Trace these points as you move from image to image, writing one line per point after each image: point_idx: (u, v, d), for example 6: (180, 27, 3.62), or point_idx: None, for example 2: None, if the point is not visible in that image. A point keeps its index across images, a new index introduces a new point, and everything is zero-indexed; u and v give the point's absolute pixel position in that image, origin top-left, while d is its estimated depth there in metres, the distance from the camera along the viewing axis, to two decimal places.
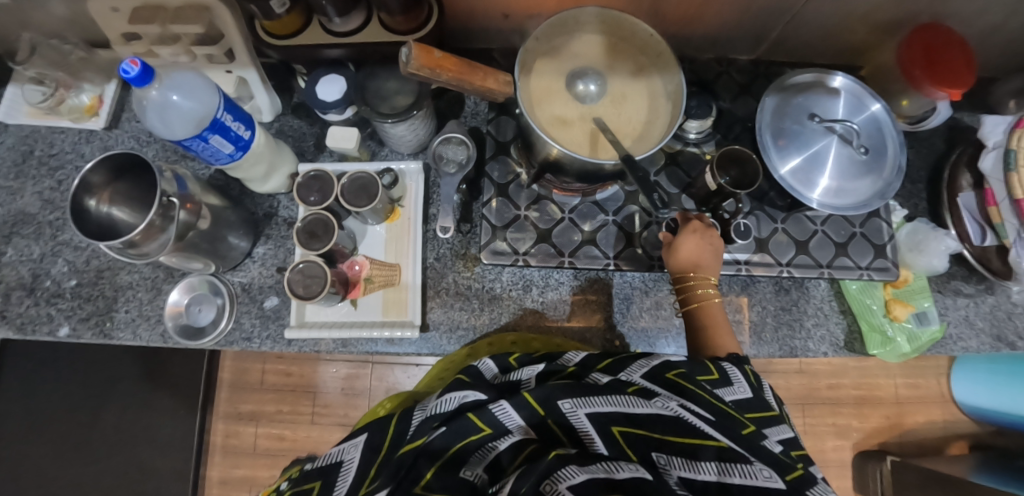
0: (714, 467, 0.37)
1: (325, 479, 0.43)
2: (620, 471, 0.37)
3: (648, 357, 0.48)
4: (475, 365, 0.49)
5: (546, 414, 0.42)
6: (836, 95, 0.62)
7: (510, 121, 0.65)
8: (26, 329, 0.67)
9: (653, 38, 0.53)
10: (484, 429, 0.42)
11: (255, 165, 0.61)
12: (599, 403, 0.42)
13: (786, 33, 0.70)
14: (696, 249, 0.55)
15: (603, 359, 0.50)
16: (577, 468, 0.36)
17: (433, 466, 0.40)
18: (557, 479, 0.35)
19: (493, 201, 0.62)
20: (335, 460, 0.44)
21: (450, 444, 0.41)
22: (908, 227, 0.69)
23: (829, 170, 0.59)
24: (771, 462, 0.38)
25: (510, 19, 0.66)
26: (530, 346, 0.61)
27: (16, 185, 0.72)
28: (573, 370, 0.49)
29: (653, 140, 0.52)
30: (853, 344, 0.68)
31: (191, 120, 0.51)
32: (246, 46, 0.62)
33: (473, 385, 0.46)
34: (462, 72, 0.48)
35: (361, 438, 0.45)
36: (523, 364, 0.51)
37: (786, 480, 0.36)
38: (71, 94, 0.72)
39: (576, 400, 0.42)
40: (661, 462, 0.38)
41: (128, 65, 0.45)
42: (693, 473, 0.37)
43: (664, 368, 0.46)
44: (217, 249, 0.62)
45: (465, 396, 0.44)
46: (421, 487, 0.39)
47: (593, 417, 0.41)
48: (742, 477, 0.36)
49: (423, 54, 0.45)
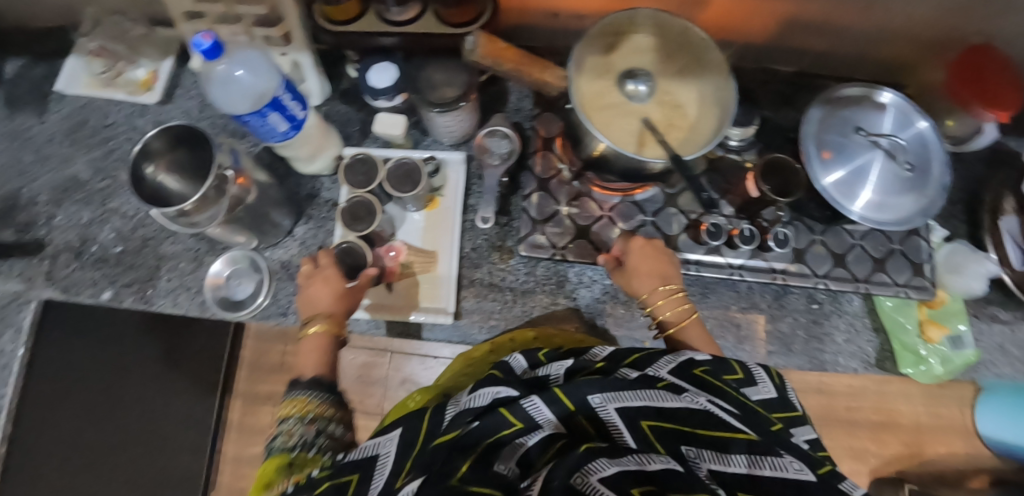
0: (744, 459, 0.33)
1: (362, 472, 0.37)
2: (653, 462, 0.32)
3: (673, 353, 0.46)
4: (505, 362, 0.47)
5: (576, 410, 0.38)
6: (883, 111, 0.62)
7: (556, 117, 0.63)
8: (71, 291, 0.69)
9: (706, 43, 0.53)
10: (515, 423, 0.36)
11: (304, 145, 0.62)
12: (629, 397, 0.38)
13: (832, 47, 0.70)
14: (648, 264, 0.55)
15: (629, 353, 0.46)
16: (608, 461, 0.31)
17: (467, 458, 0.34)
18: (587, 472, 0.30)
19: (534, 195, 0.63)
20: (371, 453, 0.39)
21: (483, 437, 0.35)
22: (947, 248, 0.68)
23: (873, 184, 0.59)
24: (803, 456, 0.34)
25: (558, 19, 0.67)
26: (552, 341, 0.60)
27: (69, 152, 0.74)
28: (602, 365, 0.45)
29: (702, 141, 0.53)
30: (884, 362, 0.68)
31: (251, 97, 0.52)
32: (303, 29, 0.64)
33: (507, 381, 0.42)
34: (522, 61, 0.54)
35: (396, 432, 0.40)
36: (550, 359, 0.48)
37: (817, 471, 0.32)
38: (129, 68, 0.75)
39: (606, 394, 0.38)
40: (691, 455, 0.34)
41: (201, 39, 0.46)
42: (722, 465, 0.33)
43: (690, 365, 0.43)
44: (260, 224, 0.64)
45: (498, 392, 0.40)
46: (455, 480, 0.32)
47: (623, 412, 0.37)
48: (773, 469, 0.32)
49: (489, 41, 0.52)
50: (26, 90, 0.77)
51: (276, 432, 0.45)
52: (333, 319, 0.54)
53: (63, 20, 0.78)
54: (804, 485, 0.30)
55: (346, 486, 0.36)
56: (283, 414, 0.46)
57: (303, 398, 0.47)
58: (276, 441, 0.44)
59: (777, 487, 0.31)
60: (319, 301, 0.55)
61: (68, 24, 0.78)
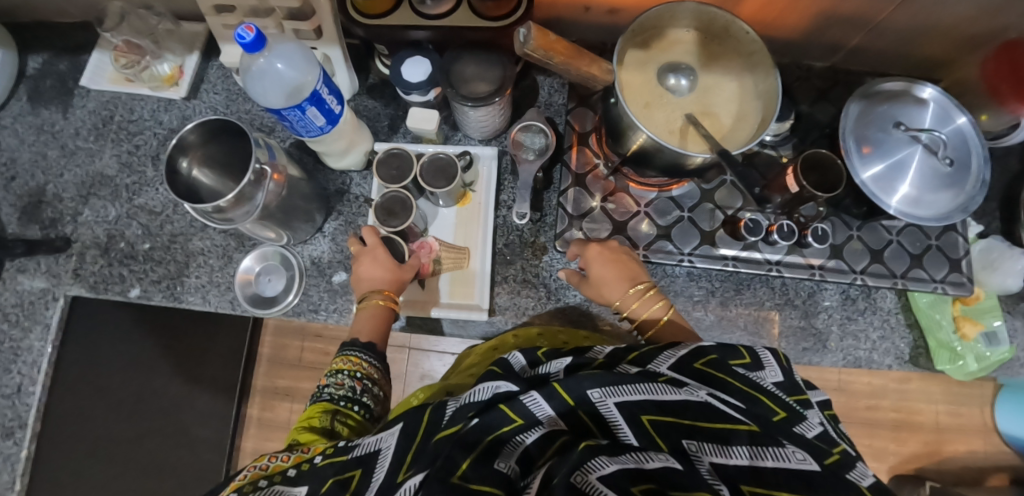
0: (745, 451, 0.32)
1: (365, 466, 0.37)
2: (651, 461, 0.31)
3: (674, 348, 0.44)
4: (504, 359, 0.45)
5: (576, 404, 0.37)
6: (923, 106, 0.61)
7: (589, 112, 0.65)
8: (99, 288, 0.68)
9: (752, 37, 0.52)
10: (514, 420, 0.35)
11: (337, 140, 0.61)
12: (630, 391, 0.36)
13: (866, 41, 0.70)
14: (614, 271, 0.56)
15: (629, 351, 0.45)
16: (607, 459, 0.31)
17: (469, 457, 0.33)
18: (587, 470, 0.30)
19: (570, 190, 0.62)
20: (373, 449, 0.38)
21: (483, 435, 0.34)
22: (982, 243, 0.68)
23: (911, 179, 0.59)
24: (807, 445, 0.33)
25: (591, 12, 0.66)
26: (556, 338, 0.60)
27: (95, 148, 0.74)
28: (602, 361, 0.43)
29: (745, 136, 0.52)
30: (917, 359, 0.67)
31: (285, 90, 0.52)
32: (334, 23, 0.64)
33: (506, 377, 0.41)
34: (573, 56, 0.49)
35: (397, 426, 0.38)
36: (550, 357, 0.46)
37: (825, 463, 0.31)
38: (155, 63, 0.74)
39: (606, 389, 0.37)
40: (692, 449, 0.33)
41: (244, 31, 0.45)
42: (724, 458, 0.32)
43: (692, 358, 0.41)
44: (290, 221, 0.63)
45: (498, 387, 0.39)
46: (457, 477, 0.31)
47: (623, 407, 0.36)
48: (775, 459, 0.31)
49: (540, 36, 0.47)
50: (51, 86, 0.76)
51: (326, 383, 0.52)
52: (389, 293, 0.57)
53: (88, 16, 0.77)
54: (806, 475, 0.30)
55: (348, 482, 0.37)
56: (334, 367, 0.53)
57: (355, 356, 0.53)
58: (325, 390, 0.51)
59: (781, 480, 0.30)
60: (373, 279, 0.57)
61: (92, 19, 0.77)
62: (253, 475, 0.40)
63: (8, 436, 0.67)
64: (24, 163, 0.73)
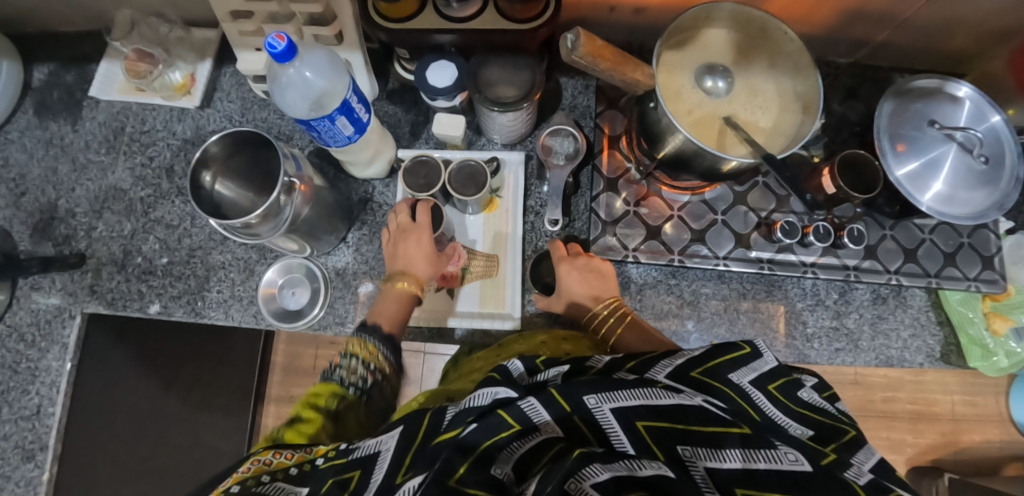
0: (738, 454, 0.31)
1: (365, 467, 0.35)
2: (644, 469, 0.30)
3: (670, 356, 0.41)
4: (501, 365, 0.41)
5: (572, 410, 0.34)
6: (956, 104, 0.61)
7: (618, 114, 0.65)
8: (117, 305, 0.67)
9: (789, 37, 0.51)
10: (512, 426, 0.33)
11: (364, 149, 0.60)
12: (625, 396, 0.35)
13: (893, 37, 0.69)
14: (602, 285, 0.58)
15: (627, 360, 0.42)
16: (601, 467, 0.29)
17: (465, 461, 0.31)
18: (581, 477, 0.28)
19: (602, 195, 0.62)
20: (373, 450, 0.36)
21: (482, 440, 0.32)
22: (1012, 239, 0.67)
23: (944, 176, 0.58)
24: (800, 445, 0.32)
25: (616, 12, 0.65)
26: (560, 347, 0.54)
27: (107, 161, 0.72)
28: (599, 369, 0.41)
29: (784, 138, 0.52)
30: (949, 356, 0.66)
31: (311, 98, 0.50)
32: (355, 28, 0.62)
33: (506, 383, 0.37)
34: (618, 62, 0.49)
35: (397, 429, 0.36)
36: (550, 366, 0.41)
37: (818, 463, 0.30)
38: (165, 71, 0.71)
39: (601, 395, 0.35)
40: (687, 455, 0.32)
41: (275, 40, 0.44)
42: (718, 462, 0.31)
43: (689, 366, 0.39)
44: (316, 233, 0.61)
45: (496, 393, 0.36)
46: (454, 480, 0.29)
47: (619, 413, 0.34)
48: (767, 462, 0.30)
49: (589, 42, 0.47)
50: (58, 98, 0.74)
51: (337, 364, 0.49)
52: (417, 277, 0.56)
53: (96, 24, 0.75)
54: (800, 477, 0.29)
55: (348, 483, 0.34)
56: (349, 349, 0.50)
57: (372, 346, 0.50)
58: (337, 371, 0.48)
59: (772, 483, 0.29)
60: (411, 258, 0.56)
61: (100, 28, 0.75)
62: (257, 469, 0.37)
63: (30, 458, 0.66)
64: (34, 178, 0.71)
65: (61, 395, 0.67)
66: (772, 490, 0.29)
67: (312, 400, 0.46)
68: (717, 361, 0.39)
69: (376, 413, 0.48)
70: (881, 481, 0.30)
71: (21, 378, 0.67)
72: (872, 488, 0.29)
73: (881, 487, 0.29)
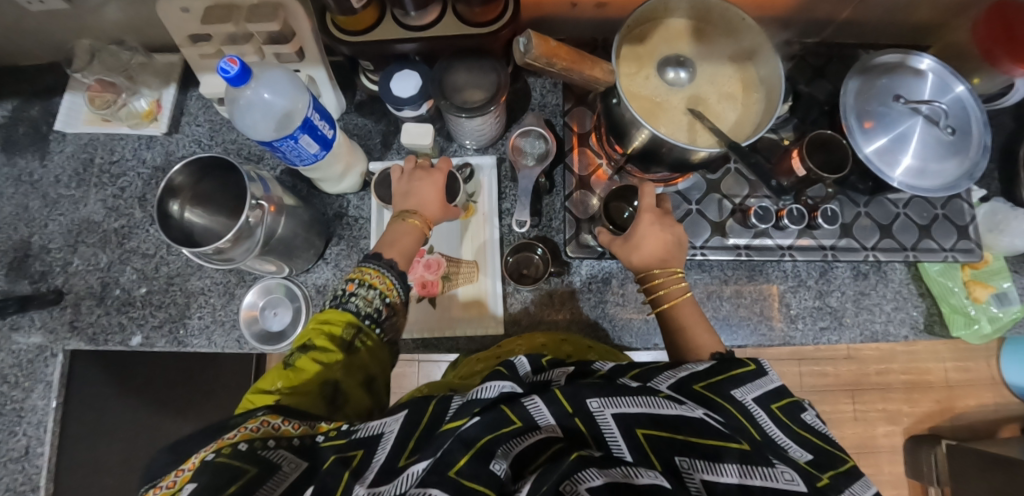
0: (735, 469, 0.31)
1: (367, 447, 0.34)
2: (640, 477, 0.29)
3: (674, 368, 0.41)
4: (507, 360, 0.40)
5: (574, 412, 0.34)
6: (921, 77, 0.61)
7: (587, 112, 0.65)
8: (99, 340, 0.67)
9: (747, 24, 0.51)
10: (514, 423, 0.33)
11: (333, 165, 0.60)
12: (626, 403, 0.34)
13: (855, 14, 0.69)
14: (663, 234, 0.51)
15: (630, 368, 0.41)
16: (597, 471, 0.29)
17: (466, 453, 0.30)
18: (577, 480, 0.28)
19: (575, 194, 0.63)
20: (376, 432, 0.35)
21: (483, 433, 0.31)
22: (986, 207, 0.67)
23: (913, 149, 0.58)
24: (797, 466, 0.33)
25: (577, 8, 0.65)
26: (559, 349, 0.55)
27: (78, 195, 0.71)
28: (603, 373, 0.40)
29: (751, 125, 0.52)
30: (932, 327, 0.67)
31: (274, 118, 0.50)
32: (316, 43, 0.61)
33: (511, 378, 0.37)
34: (574, 60, 0.49)
35: (402, 413, 0.36)
36: (555, 365, 0.41)
37: (813, 485, 0.31)
38: (131, 99, 0.71)
39: (604, 399, 0.34)
40: (684, 466, 0.31)
41: (227, 65, 0.43)
42: (715, 476, 0.31)
43: (691, 378, 0.39)
44: (292, 252, 0.61)
45: (502, 387, 0.35)
46: (453, 471, 0.29)
47: (620, 419, 0.33)
48: (763, 478, 0.30)
49: (542, 43, 0.47)
50: (23, 133, 0.73)
51: (351, 291, 0.46)
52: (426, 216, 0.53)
53: (57, 56, 0.74)
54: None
55: (350, 460, 0.33)
56: (365, 278, 0.46)
57: (391, 281, 0.47)
58: (352, 301, 0.45)
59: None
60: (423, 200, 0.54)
61: (61, 59, 0.75)
62: (264, 431, 0.35)
63: None
64: (5, 217, 0.71)
65: (48, 433, 0.65)
66: None
67: (325, 328, 0.44)
68: (721, 377, 0.39)
69: (387, 343, 0.47)
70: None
71: (8, 420, 0.66)
72: None
73: None
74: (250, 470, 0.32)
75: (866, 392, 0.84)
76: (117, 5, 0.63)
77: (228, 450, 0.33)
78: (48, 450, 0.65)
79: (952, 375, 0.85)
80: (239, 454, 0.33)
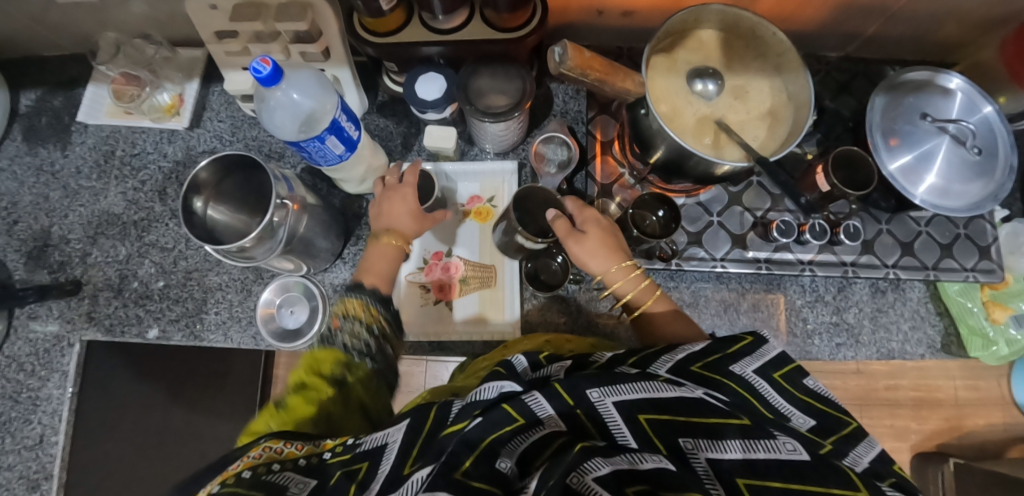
0: (738, 444, 0.30)
1: (372, 459, 0.34)
2: (645, 462, 0.28)
3: (671, 351, 0.41)
4: (505, 358, 0.40)
5: (575, 403, 0.33)
6: (948, 96, 0.61)
7: (611, 120, 0.65)
8: (116, 331, 0.67)
9: (779, 38, 0.50)
10: (515, 420, 0.31)
11: (356, 166, 0.60)
12: (627, 390, 0.33)
13: (882, 30, 0.69)
14: (605, 243, 0.53)
15: (629, 355, 0.42)
16: (603, 461, 0.28)
17: (471, 455, 0.29)
18: (583, 471, 0.27)
19: (597, 202, 0.63)
20: (380, 442, 0.35)
21: (485, 434, 0.30)
22: (1008, 228, 0.67)
23: (938, 169, 0.58)
24: (798, 436, 0.32)
25: (603, 16, 0.65)
26: (564, 347, 0.54)
27: (99, 186, 0.72)
28: (600, 364, 0.41)
29: (780, 140, 0.52)
30: (949, 347, 0.66)
31: (299, 120, 0.50)
32: (342, 44, 0.62)
33: (510, 376, 0.37)
34: (606, 73, 0.51)
35: (404, 422, 0.36)
36: (551, 361, 0.42)
37: (814, 452, 0.30)
38: (154, 93, 0.71)
39: (604, 388, 0.33)
40: (688, 447, 0.31)
41: (259, 65, 0.43)
42: (720, 453, 0.30)
43: (689, 360, 0.39)
44: (312, 251, 0.61)
45: (501, 386, 0.35)
46: (460, 473, 0.28)
47: (621, 405, 0.33)
48: (767, 452, 0.30)
49: (576, 54, 0.48)
50: (46, 124, 0.74)
51: (339, 327, 0.47)
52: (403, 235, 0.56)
53: (82, 48, 0.75)
54: (797, 468, 0.29)
55: (356, 474, 0.34)
56: (349, 311, 0.49)
57: (374, 309, 0.49)
58: (338, 336, 0.46)
59: (774, 473, 0.29)
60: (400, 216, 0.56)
61: (85, 52, 0.75)
62: (268, 456, 0.35)
63: (34, 488, 0.65)
64: (26, 206, 0.71)
65: (63, 423, 0.65)
66: (775, 480, 0.28)
67: (313, 368, 0.44)
68: (719, 355, 0.39)
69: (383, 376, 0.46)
70: (877, 470, 0.32)
71: (23, 408, 0.67)
72: (868, 475, 0.32)
73: (879, 475, 0.32)
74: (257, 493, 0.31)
75: (874, 408, 0.83)
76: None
77: (233, 480, 0.32)
78: (62, 439, 0.65)
79: (962, 393, 0.83)
80: (243, 481, 0.32)
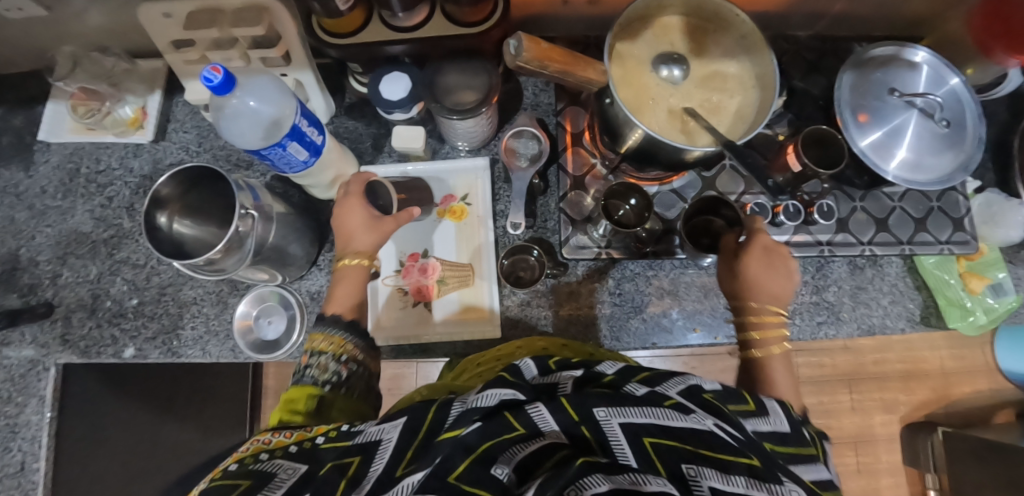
0: (743, 481, 0.28)
1: (365, 453, 0.32)
2: (649, 484, 0.26)
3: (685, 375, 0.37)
4: (511, 364, 0.37)
5: (580, 420, 0.30)
6: (916, 69, 0.61)
7: (581, 111, 0.65)
8: (91, 353, 0.66)
9: (741, 19, 0.50)
10: (516, 429, 0.30)
11: (324, 172, 0.59)
12: (636, 413, 0.31)
13: (849, 6, 0.68)
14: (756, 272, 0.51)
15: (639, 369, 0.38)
16: (603, 478, 0.26)
17: (467, 457, 0.28)
18: (581, 486, 0.26)
19: (570, 193, 0.62)
20: (374, 438, 0.33)
21: (485, 438, 0.29)
22: (981, 198, 0.67)
23: (908, 143, 0.58)
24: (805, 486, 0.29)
25: (568, 5, 0.64)
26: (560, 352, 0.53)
27: (65, 205, 0.70)
28: (610, 378, 0.36)
29: (748, 122, 0.51)
30: (929, 319, 0.67)
31: (259, 126, 0.49)
32: (303, 47, 0.60)
33: (514, 384, 0.34)
34: (568, 62, 0.50)
35: (400, 419, 0.33)
36: (562, 367, 0.38)
37: None
38: (116, 107, 0.70)
39: (611, 408, 0.31)
40: (691, 473, 0.28)
41: (211, 73, 0.42)
42: (723, 484, 0.28)
43: (698, 388, 0.35)
44: (285, 259, 0.60)
45: (504, 394, 0.32)
46: (453, 477, 0.27)
47: (627, 428, 0.30)
48: (773, 494, 0.27)
49: (533, 46, 0.48)
50: (7, 144, 0.72)
51: (307, 364, 0.46)
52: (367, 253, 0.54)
53: (39, 64, 0.73)
54: None
55: (347, 468, 0.31)
56: (315, 346, 0.47)
57: (340, 338, 0.48)
58: (308, 372, 0.45)
59: None
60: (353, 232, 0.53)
61: (43, 68, 0.73)
62: (255, 448, 0.35)
63: None
64: None
65: (44, 447, 0.64)
66: None
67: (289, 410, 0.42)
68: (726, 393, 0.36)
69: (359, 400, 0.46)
70: None
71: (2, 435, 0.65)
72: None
73: None
74: (244, 482, 0.31)
75: (863, 382, 0.84)
76: (97, 11, 0.62)
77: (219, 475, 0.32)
78: (43, 464, 0.64)
79: (947, 363, 0.84)
80: (229, 474, 0.32)
